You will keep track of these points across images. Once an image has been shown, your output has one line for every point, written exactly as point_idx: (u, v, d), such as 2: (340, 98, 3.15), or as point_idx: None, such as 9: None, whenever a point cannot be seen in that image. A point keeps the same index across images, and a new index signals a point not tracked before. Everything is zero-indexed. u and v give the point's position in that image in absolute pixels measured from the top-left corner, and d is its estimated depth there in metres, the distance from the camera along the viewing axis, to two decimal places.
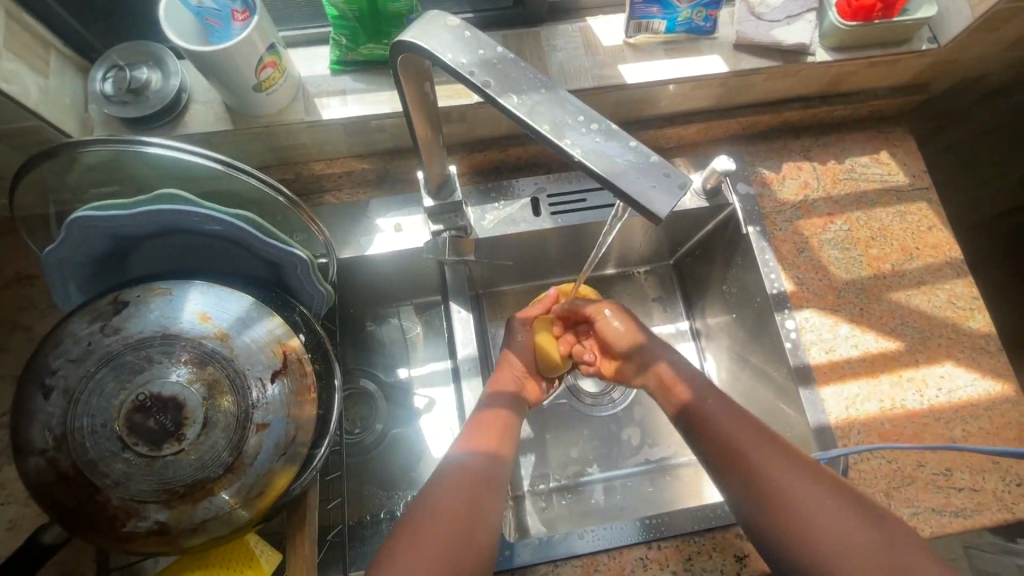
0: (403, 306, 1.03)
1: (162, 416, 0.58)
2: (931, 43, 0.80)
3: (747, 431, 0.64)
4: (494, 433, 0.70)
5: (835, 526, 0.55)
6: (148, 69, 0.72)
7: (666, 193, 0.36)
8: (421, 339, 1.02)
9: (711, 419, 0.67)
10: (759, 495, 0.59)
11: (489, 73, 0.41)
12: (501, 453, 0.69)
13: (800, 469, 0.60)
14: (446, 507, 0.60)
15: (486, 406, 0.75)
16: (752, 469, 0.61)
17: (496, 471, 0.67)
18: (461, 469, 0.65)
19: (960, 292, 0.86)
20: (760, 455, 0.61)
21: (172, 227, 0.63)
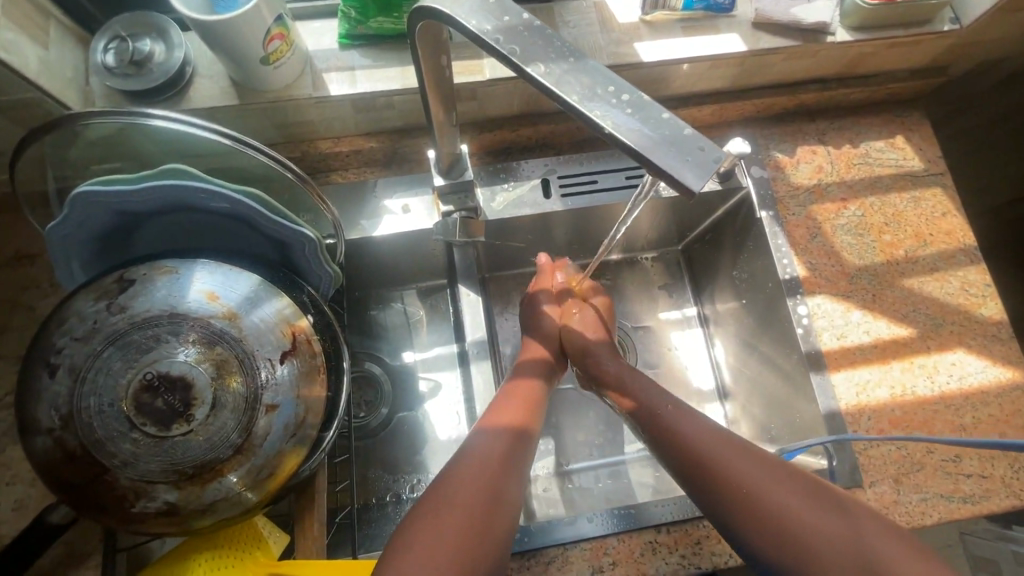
0: (408, 289, 1.02)
1: (170, 396, 0.57)
2: (953, 24, 0.79)
3: (708, 435, 0.62)
4: (521, 405, 0.71)
5: (812, 534, 0.53)
6: (151, 40, 0.69)
7: (700, 166, 0.35)
8: (425, 323, 1.01)
9: (684, 430, 0.64)
10: (728, 502, 0.57)
11: (516, 41, 0.39)
12: (530, 425, 0.69)
13: (768, 470, 0.58)
14: (473, 475, 0.60)
15: (517, 376, 0.77)
16: (716, 474, 0.59)
17: (523, 445, 0.66)
18: (483, 444, 0.64)
19: (973, 279, 0.85)
20: (724, 457, 0.60)
21: (178, 204, 0.62)
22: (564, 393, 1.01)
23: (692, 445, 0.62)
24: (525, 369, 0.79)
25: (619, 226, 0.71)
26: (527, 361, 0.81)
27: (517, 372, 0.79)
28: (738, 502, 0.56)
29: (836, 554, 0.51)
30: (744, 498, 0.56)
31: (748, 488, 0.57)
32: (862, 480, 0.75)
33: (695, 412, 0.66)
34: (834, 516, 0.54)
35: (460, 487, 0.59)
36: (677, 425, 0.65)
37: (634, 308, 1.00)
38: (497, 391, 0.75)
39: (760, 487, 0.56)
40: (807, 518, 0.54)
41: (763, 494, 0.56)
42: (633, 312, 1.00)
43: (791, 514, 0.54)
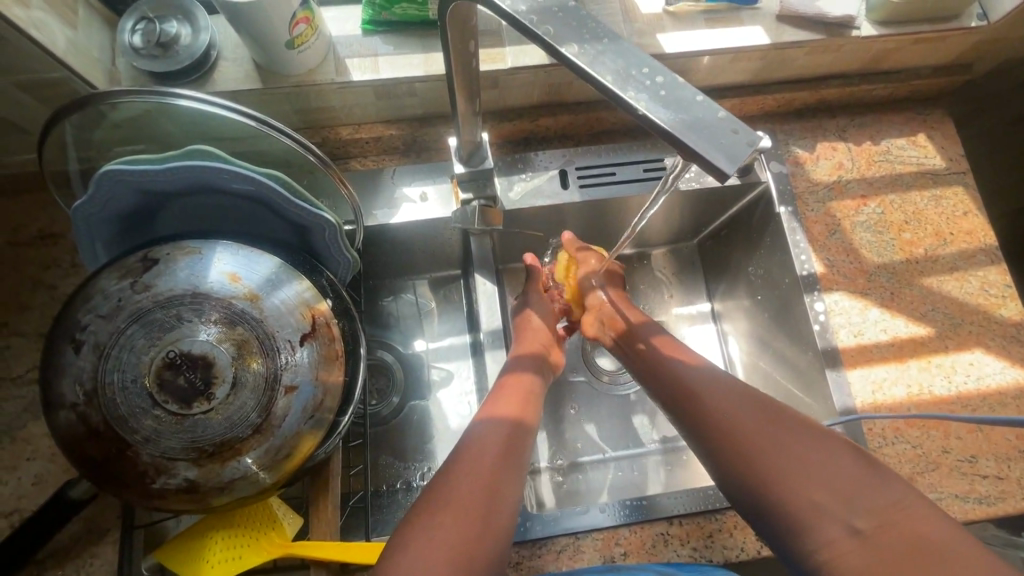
0: (421, 279, 1.02)
1: (191, 374, 0.58)
2: (981, 20, 0.77)
3: (716, 389, 0.64)
4: (521, 398, 0.71)
5: (800, 478, 0.54)
6: (178, 23, 0.70)
7: (734, 150, 0.34)
8: (438, 313, 1.01)
9: (694, 388, 0.66)
10: (732, 457, 0.59)
11: (552, 23, 0.39)
12: (524, 417, 0.68)
13: (766, 422, 0.60)
14: (476, 465, 0.61)
15: (508, 370, 0.76)
16: (716, 423, 0.61)
17: (522, 437, 0.66)
18: (484, 434, 0.65)
19: (993, 279, 0.84)
20: (724, 407, 0.62)
21: (201, 186, 0.62)
22: (575, 385, 1.01)
23: (697, 395, 0.65)
24: (523, 360, 0.77)
25: (649, 209, 0.71)
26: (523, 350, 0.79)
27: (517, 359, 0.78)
28: (732, 447, 0.59)
29: (823, 497, 0.53)
30: (737, 444, 0.59)
31: (750, 441, 0.58)
32: None
33: (703, 366, 0.68)
34: (828, 462, 0.55)
35: (463, 476, 0.60)
36: (683, 379, 0.68)
37: (647, 302, 1.00)
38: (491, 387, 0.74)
39: (753, 434, 0.59)
40: (798, 463, 0.55)
41: (758, 443, 0.58)
42: (646, 306, 1.00)
43: (783, 459, 0.56)
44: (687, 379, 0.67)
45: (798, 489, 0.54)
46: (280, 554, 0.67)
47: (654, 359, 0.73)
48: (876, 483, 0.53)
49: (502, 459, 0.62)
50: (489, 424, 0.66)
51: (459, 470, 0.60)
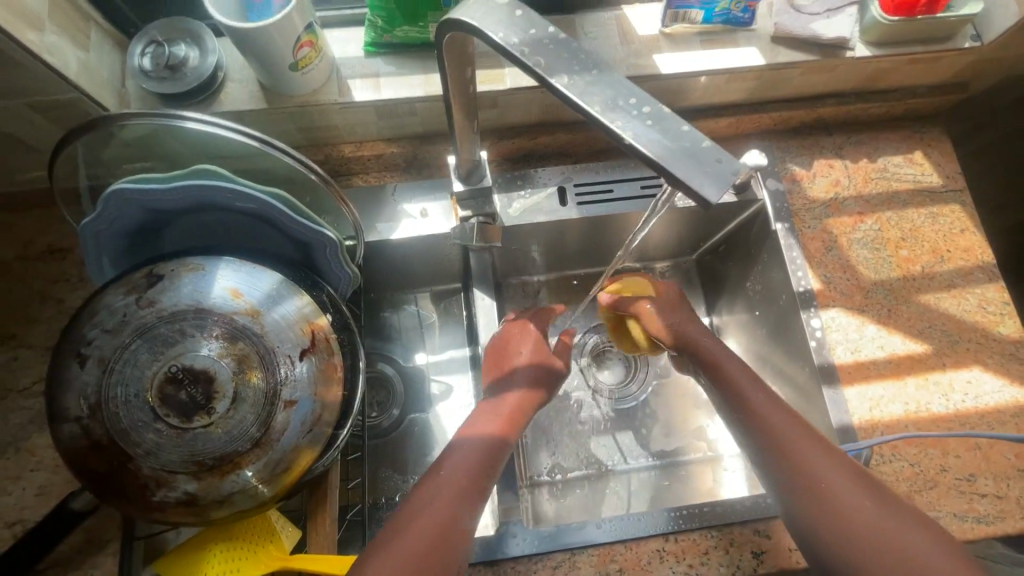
0: (423, 292, 1.04)
1: (193, 389, 0.59)
2: (974, 41, 0.79)
3: (783, 416, 0.65)
4: (504, 414, 0.70)
5: (840, 505, 0.56)
6: (186, 45, 0.72)
7: (718, 177, 0.35)
8: (439, 326, 1.02)
9: (760, 410, 0.66)
10: (794, 484, 0.60)
11: (542, 54, 0.40)
12: (508, 430, 0.68)
13: (833, 462, 0.60)
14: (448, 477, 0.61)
15: (509, 391, 0.73)
16: (784, 450, 0.62)
17: (499, 456, 0.66)
18: (461, 448, 0.65)
19: (991, 297, 0.84)
20: (781, 424, 0.64)
21: (205, 204, 0.64)
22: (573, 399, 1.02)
23: (766, 417, 0.65)
24: (508, 380, 0.74)
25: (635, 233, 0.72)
26: (511, 370, 0.75)
27: (508, 382, 0.74)
28: (782, 463, 0.62)
29: (859, 524, 0.55)
30: (787, 461, 0.61)
31: (815, 475, 0.59)
32: None
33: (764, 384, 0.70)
34: (872, 498, 0.56)
35: (435, 485, 0.60)
36: (741, 388, 0.69)
37: None
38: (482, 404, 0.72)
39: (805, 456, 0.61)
40: (842, 491, 0.57)
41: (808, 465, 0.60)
42: None
43: (840, 495, 0.57)
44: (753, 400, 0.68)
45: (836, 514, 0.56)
46: (277, 566, 0.68)
47: (719, 370, 0.73)
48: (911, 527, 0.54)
49: (468, 479, 0.61)
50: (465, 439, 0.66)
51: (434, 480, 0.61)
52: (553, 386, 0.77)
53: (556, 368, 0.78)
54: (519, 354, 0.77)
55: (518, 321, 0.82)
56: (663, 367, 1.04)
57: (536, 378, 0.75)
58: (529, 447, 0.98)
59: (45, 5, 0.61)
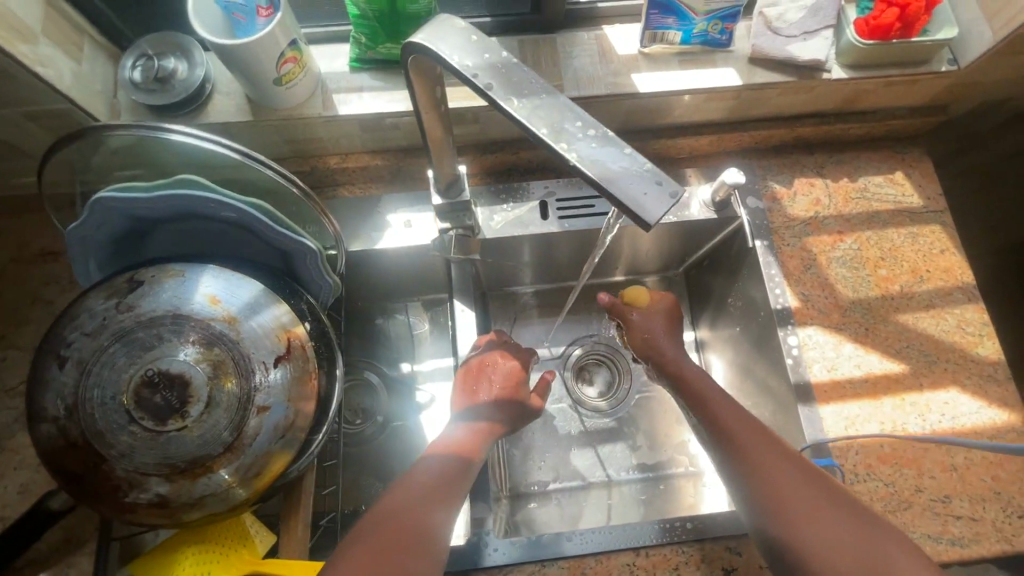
0: (413, 301, 1.05)
1: (168, 393, 0.61)
2: (951, 65, 0.80)
3: (750, 426, 0.66)
4: (466, 438, 0.72)
5: (804, 512, 0.58)
6: (176, 59, 0.75)
7: (658, 199, 0.38)
8: (429, 335, 1.03)
9: (728, 420, 0.67)
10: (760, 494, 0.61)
11: (493, 77, 0.42)
12: (470, 454, 0.70)
13: (799, 471, 0.61)
14: (412, 489, 0.64)
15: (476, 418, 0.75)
16: (752, 460, 0.63)
17: (462, 474, 0.68)
18: (429, 465, 0.68)
19: (970, 317, 0.85)
20: (746, 433, 0.65)
21: (187, 212, 0.66)
22: (556, 410, 1.03)
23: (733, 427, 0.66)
24: (477, 410, 0.76)
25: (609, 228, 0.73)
26: (481, 399, 0.77)
27: (476, 408, 0.76)
28: (748, 473, 0.62)
29: (822, 531, 0.57)
30: (753, 469, 0.62)
31: (779, 485, 0.60)
32: None
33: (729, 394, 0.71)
34: (833, 504, 0.58)
35: (399, 494, 0.63)
36: (706, 398, 0.70)
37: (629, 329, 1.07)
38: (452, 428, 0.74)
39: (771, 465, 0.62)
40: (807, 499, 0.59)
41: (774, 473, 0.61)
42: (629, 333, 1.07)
43: (803, 504, 0.59)
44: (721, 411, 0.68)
45: (800, 522, 0.58)
46: (248, 570, 0.69)
47: (688, 380, 0.74)
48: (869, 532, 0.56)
49: (424, 498, 0.63)
50: (430, 460, 0.69)
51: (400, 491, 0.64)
52: (518, 419, 0.78)
53: (522, 401, 0.79)
54: (490, 383, 0.78)
55: (494, 347, 0.82)
56: (645, 380, 1.05)
57: (503, 410, 0.76)
58: (511, 459, 0.98)
59: (40, 20, 0.64)
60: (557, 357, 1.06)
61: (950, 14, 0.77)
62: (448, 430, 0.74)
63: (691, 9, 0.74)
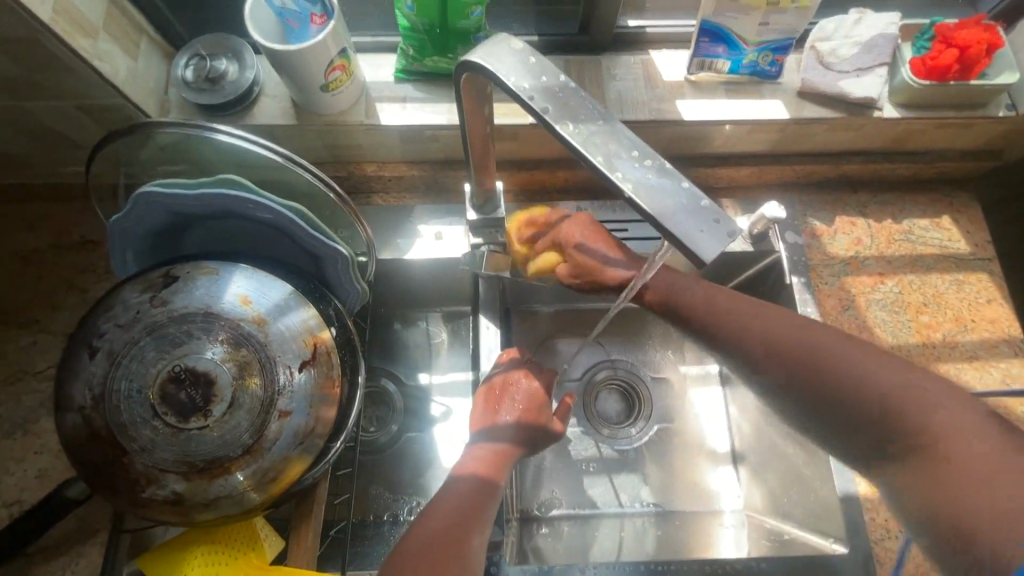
0: (431, 311, 1.04)
1: (193, 390, 0.61)
2: (1009, 110, 0.77)
3: (801, 328, 0.62)
4: (489, 460, 0.72)
5: (859, 390, 0.56)
6: (227, 60, 0.76)
7: (716, 237, 0.36)
8: (445, 347, 1.02)
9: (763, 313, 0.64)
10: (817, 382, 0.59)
11: (549, 100, 0.41)
12: (495, 476, 0.69)
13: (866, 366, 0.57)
14: (441, 513, 0.64)
15: (495, 442, 0.74)
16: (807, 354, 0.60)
17: (488, 496, 0.67)
18: (454, 489, 0.67)
19: (1016, 373, 0.81)
20: (774, 326, 0.64)
21: (226, 212, 0.67)
22: (572, 434, 1.01)
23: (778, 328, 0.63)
24: (497, 432, 0.74)
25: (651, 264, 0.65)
26: (502, 420, 0.75)
27: (496, 432, 0.75)
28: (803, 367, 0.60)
29: (877, 402, 0.55)
30: (807, 364, 0.60)
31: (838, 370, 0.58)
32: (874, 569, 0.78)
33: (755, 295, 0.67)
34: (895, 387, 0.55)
35: (429, 519, 0.63)
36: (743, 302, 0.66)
37: (653, 355, 1.06)
38: (469, 451, 0.73)
39: (816, 351, 0.60)
40: (857, 373, 0.57)
41: (821, 357, 0.59)
42: (652, 360, 1.05)
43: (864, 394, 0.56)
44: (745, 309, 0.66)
45: (854, 397, 0.57)
46: None
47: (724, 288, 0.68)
48: (926, 392, 0.54)
49: (457, 524, 0.63)
50: (454, 483, 0.68)
51: (428, 515, 0.64)
52: (538, 444, 0.76)
53: (543, 428, 0.77)
54: (512, 404, 0.77)
55: (513, 364, 0.80)
56: (666, 411, 1.02)
57: (525, 434, 0.75)
58: (523, 481, 0.97)
59: (102, 16, 0.66)
60: (579, 380, 1.04)
61: (1011, 58, 0.74)
62: (469, 452, 0.73)
63: (743, 39, 0.73)
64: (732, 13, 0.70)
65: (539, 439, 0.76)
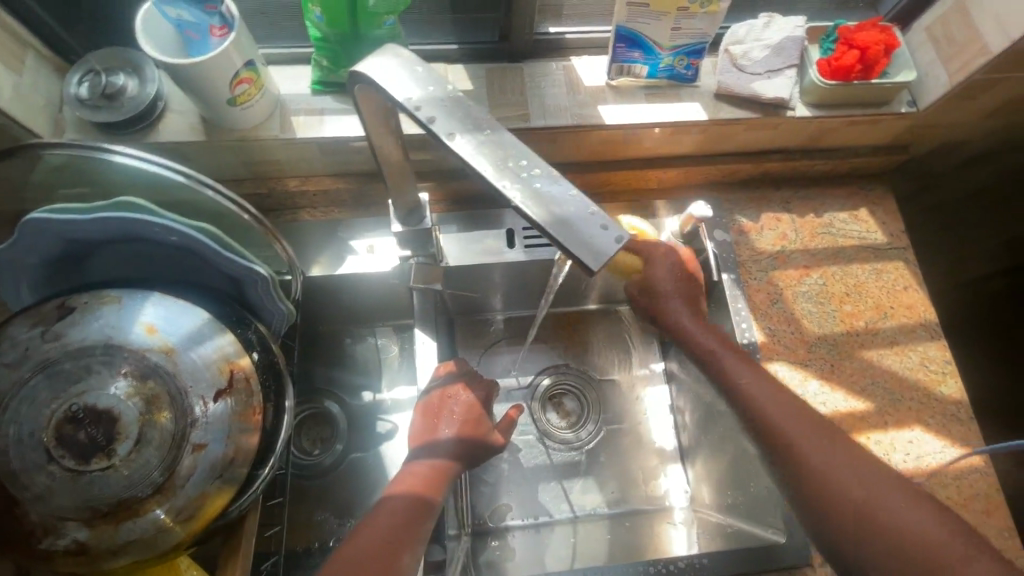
0: (381, 325, 1.01)
1: (93, 430, 0.56)
2: (910, 106, 0.81)
3: (811, 434, 0.64)
4: (427, 476, 0.69)
5: (873, 532, 0.57)
6: (126, 75, 0.72)
7: (602, 243, 0.38)
8: (398, 360, 0.99)
9: (769, 413, 0.66)
10: (819, 502, 0.60)
11: (436, 109, 0.43)
12: (430, 494, 0.67)
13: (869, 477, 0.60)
14: (371, 536, 0.61)
15: (429, 458, 0.71)
16: (811, 468, 0.62)
17: (421, 518, 0.65)
18: (386, 508, 0.65)
19: (932, 355, 0.85)
20: (784, 423, 0.65)
21: (129, 236, 0.62)
22: (521, 443, 1.00)
23: (782, 429, 0.65)
24: (436, 446, 0.72)
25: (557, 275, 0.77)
26: (439, 435, 0.73)
27: (431, 448, 0.72)
28: (807, 483, 0.62)
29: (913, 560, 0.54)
30: (815, 480, 0.61)
31: (841, 483, 0.60)
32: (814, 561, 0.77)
33: (770, 385, 0.68)
34: (910, 506, 0.57)
35: (357, 541, 0.61)
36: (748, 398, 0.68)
37: (599, 359, 1.06)
38: (403, 469, 0.71)
39: (847, 489, 0.60)
40: (846, 487, 0.60)
41: (816, 467, 0.62)
42: (599, 363, 1.05)
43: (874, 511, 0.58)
44: (760, 407, 0.67)
45: (880, 532, 0.57)
46: None
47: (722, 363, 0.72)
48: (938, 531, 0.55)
49: (386, 547, 0.61)
50: (388, 502, 0.66)
51: (357, 538, 0.61)
52: (478, 458, 0.74)
53: (483, 440, 0.75)
54: (451, 416, 0.75)
55: (453, 377, 0.78)
56: (614, 414, 1.02)
57: (464, 449, 0.73)
58: (474, 494, 0.95)
59: None
60: (526, 388, 1.03)
61: (907, 57, 0.78)
62: (407, 468, 0.71)
63: (657, 44, 0.74)
64: (645, 19, 0.71)
65: (480, 451, 0.75)
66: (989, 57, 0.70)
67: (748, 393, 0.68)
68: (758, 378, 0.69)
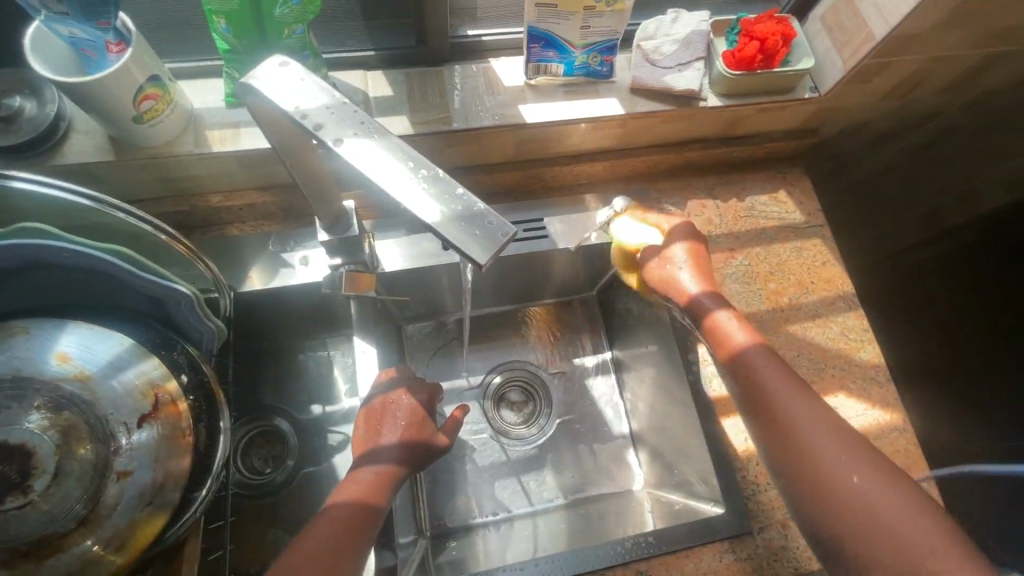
0: (335, 335, 1.00)
1: (5, 467, 0.53)
2: (813, 92, 0.86)
3: (823, 427, 0.62)
4: (370, 483, 0.69)
5: (861, 529, 0.55)
6: (22, 97, 0.70)
7: (487, 239, 0.41)
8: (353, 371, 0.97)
9: (776, 398, 0.64)
10: (813, 494, 0.59)
11: (325, 118, 0.45)
12: (373, 500, 0.67)
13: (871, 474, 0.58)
14: (311, 547, 0.61)
15: (374, 465, 0.71)
16: (813, 459, 0.60)
17: (362, 526, 0.65)
18: (327, 516, 0.65)
19: (851, 324, 0.90)
20: (806, 428, 0.62)
21: (35, 262, 0.59)
22: (475, 441, 1.00)
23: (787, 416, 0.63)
24: (379, 453, 0.72)
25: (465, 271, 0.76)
26: (382, 441, 0.73)
27: (373, 456, 0.72)
28: (805, 474, 0.60)
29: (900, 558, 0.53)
30: (815, 471, 0.59)
31: (841, 475, 0.58)
32: (752, 527, 0.80)
33: (792, 376, 0.66)
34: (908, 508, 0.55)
35: (296, 551, 0.61)
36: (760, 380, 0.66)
37: (548, 353, 1.07)
38: (346, 476, 0.71)
39: (846, 484, 0.58)
40: (840, 477, 0.58)
41: (814, 454, 0.60)
42: (547, 357, 1.07)
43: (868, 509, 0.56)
44: (771, 393, 0.65)
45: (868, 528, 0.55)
46: None
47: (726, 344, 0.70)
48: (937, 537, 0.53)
49: (326, 555, 0.60)
50: (329, 511, 0.66)
51: (297, 548, 0.61)
52: (424, 462, 0.75)
53: (427, 444, 0.75)
54: (394, 421, 0.75)
55: (394, 384, 0.78)
56: (564, 405, 1.04)
57: (408, 453, 0.73)
58: (430, 497, 0.95)
59: None
60: (477, 387, 1.04)
61: (806, 46, 0.83)
62: (351, 476, 0.70)
63: (569, 42, 0.76)
64: (554, 19, 0.73)
65: (425, 454, 0.75)
66: (873, 43, 0.76)
67: (771, 393, 0.65)
68: (774, 367, 0.67)
